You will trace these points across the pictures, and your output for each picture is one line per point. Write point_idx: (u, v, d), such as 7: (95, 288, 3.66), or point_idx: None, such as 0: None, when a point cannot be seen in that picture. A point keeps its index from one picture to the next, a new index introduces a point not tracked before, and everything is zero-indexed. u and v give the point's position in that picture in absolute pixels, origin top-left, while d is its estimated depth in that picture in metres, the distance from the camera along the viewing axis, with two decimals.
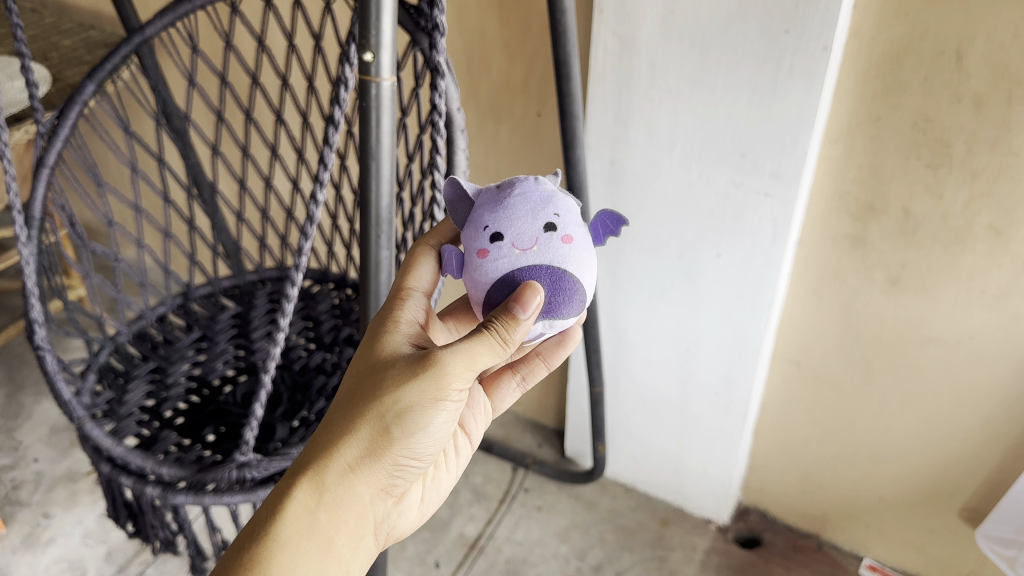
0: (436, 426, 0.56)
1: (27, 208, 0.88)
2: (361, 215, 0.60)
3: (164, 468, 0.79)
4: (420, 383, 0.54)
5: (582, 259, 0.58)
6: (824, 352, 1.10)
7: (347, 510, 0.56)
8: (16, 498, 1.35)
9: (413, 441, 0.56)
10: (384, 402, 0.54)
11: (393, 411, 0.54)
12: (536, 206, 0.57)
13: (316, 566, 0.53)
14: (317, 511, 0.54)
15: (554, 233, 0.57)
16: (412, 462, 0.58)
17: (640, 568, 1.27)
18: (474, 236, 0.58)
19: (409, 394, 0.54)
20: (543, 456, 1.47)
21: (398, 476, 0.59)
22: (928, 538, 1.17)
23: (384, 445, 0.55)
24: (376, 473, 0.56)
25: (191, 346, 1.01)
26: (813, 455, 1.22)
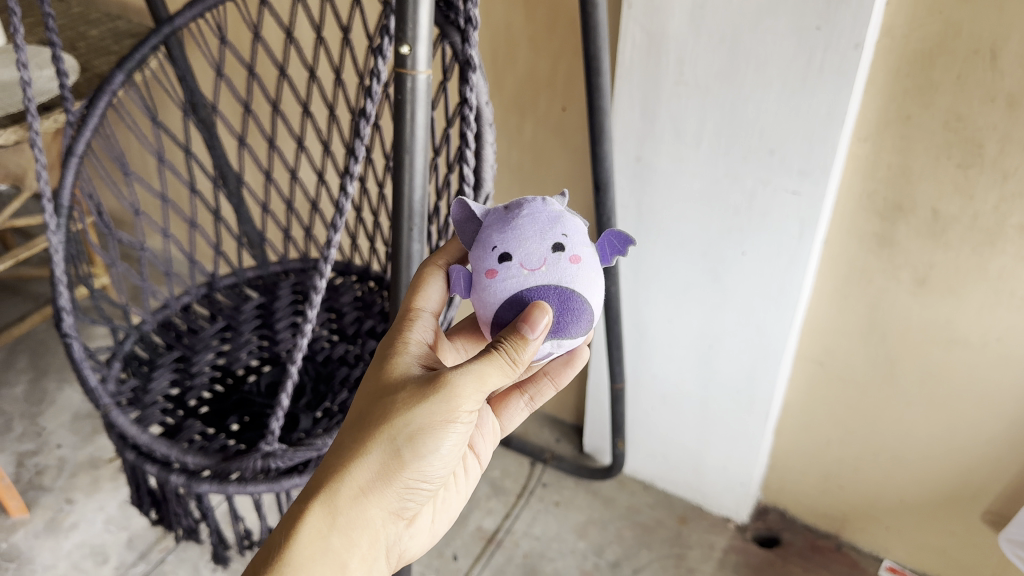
0: (446, 448, 0.56)
1: (56, 196, 0.88)
2: (393, 208, 0.60)
3: (189, 457, 0.80)
4: (431, 404, 0.53)
5: (589, 279, 0.57)
6: (848, 351, 1.10)
7: (359, 534, 0.55)
8: (39, 483, 1.36)
9: (423, 463, 0.55)
10: (394, 424, 0.54)
11: (403, 433, 0.54)
12: (544, 227, 0.57)
13: None
14: (330, 536, 0.53)
15: (562, 253, 0.57)
16: (422, 485, 0.58)
17: (658, 565, 1.26)
18: (481, 256, 0.58)
19: (420, 416, 0.53)
20: (561, 451, 1.47)
21: (409, 499, 0.58)
22: (949, 541, 1.16)
23: (395, 468, 0.54)
24: (387, 495, 0.56)
25: (215, 336, 1.01)
26: (834, 455, 1.21)
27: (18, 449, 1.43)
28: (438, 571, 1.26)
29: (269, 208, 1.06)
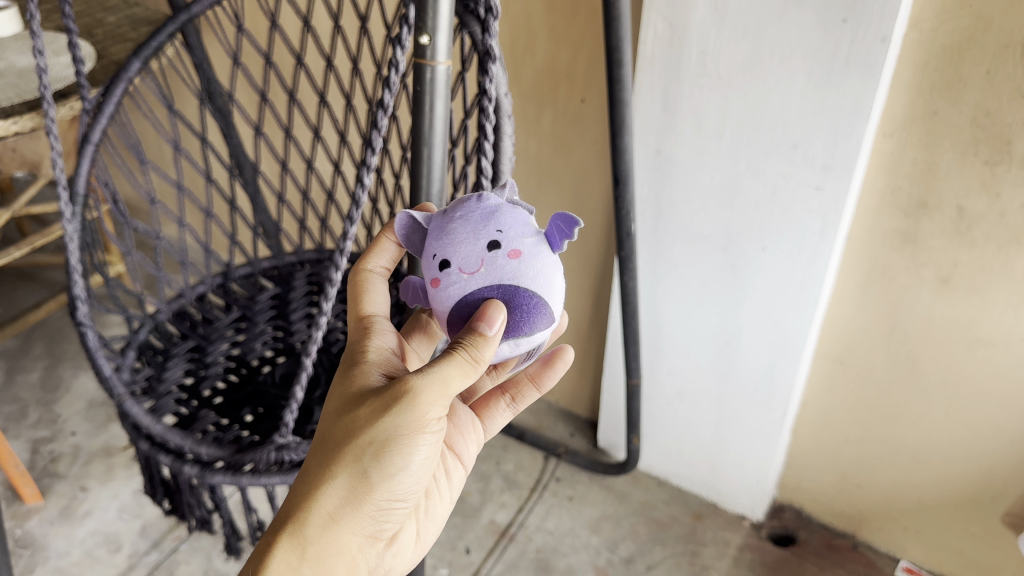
0: (414, 463, 0.54)
1: (71, 184, 0.88)
2: (411, 200, 0.60)
3: (203, 448, 0.79)
4: (395, 417, 0.52)
5: (533, 270, 0.54)
6: (869, 349, 1.08)
7: (333, 561, 0.54)
8: (54, 470, 1.37)
9: (392, 482, 0.54)
10: (359, 443, 0.52)
11: (369, 451, 0.52)
12: (477, 226, 0.55)
13: None
14: (302, 568, 0.52)
15: (499, 251, 0.54)
16: (396, 504, 0.56)
17: (672, 562, 1.25)
18: (426, 266, 0.56)
19: (382, 430, 0.52)
20: (575, 446, 1.46)
21: (384, 517, 0.57)
22: (969, 543, 1.15)
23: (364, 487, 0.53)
24: (359, 519, 0.55)
25: (230, 326, 1.01)
26: (852, 454, 1.20)
27: (33, 435, 1.43)
28: (451, 565, 1.25)
29: (285, 198, 1.05)
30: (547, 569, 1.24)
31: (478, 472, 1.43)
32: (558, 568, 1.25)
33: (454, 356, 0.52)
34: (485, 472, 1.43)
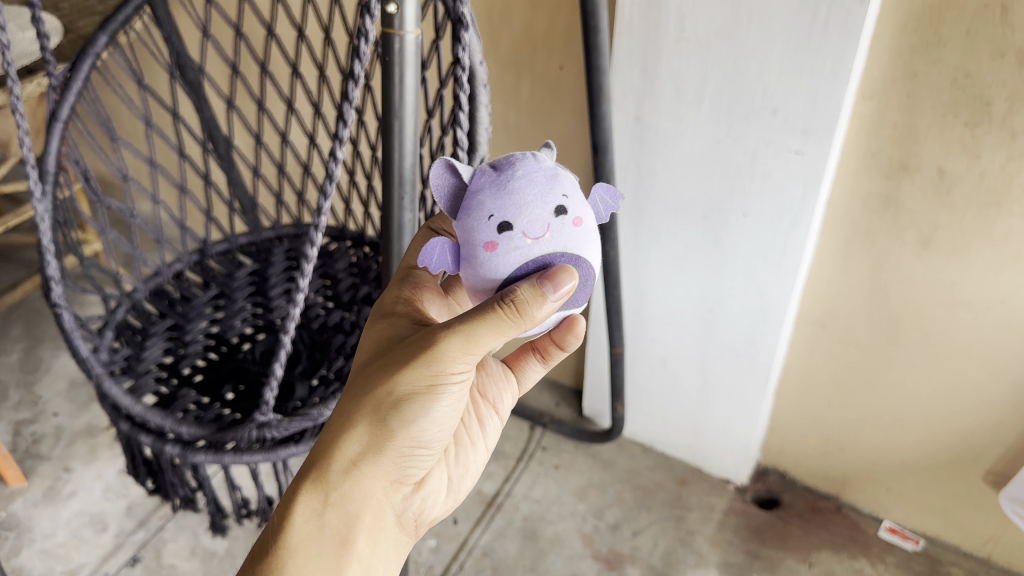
0: (440, 410, 0.53)
1: (40, 162, 0.86)
2: (383, 172, 0.59)
3: (183, 427, 0.78)
4: (414, 369, 0.50)
5: (592, 243, 0.51)
6: (851, 313, 1.08)
7: (356, 507, 0.54)
8: (36, 452, 1.36)
9: (418, 427, 0.53)
10: (380, 392, 0.51)
11: (390, 401, 0.52)
12: (543, 189, 0.50)
13: (330, 565, 0.52)
14: (326, 513, 0.53)
15: (569, 216, 0.50)
16: (423, 450, 0.56)
17: (658, 527, 1.27)
18: (476, 224, 0.50)
19: (401, 383, 0.51)
20: (561, 415, 1.46)
21: (410, 465, 0.56)
22: (950, 502, 1.17)
23: (384, 437, 0.53)
24: (385, 465, 0.55)
25: (208, 303, 1.00)
26: (834, 417, 1.20)
27: (14, 418, 1.42)
28: (439, 535, 1.26)
29: (260, 172, 1.02)
30: (534, 537, 1.25)
31: None
32: (545, 536, 1.25)
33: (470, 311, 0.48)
34: None
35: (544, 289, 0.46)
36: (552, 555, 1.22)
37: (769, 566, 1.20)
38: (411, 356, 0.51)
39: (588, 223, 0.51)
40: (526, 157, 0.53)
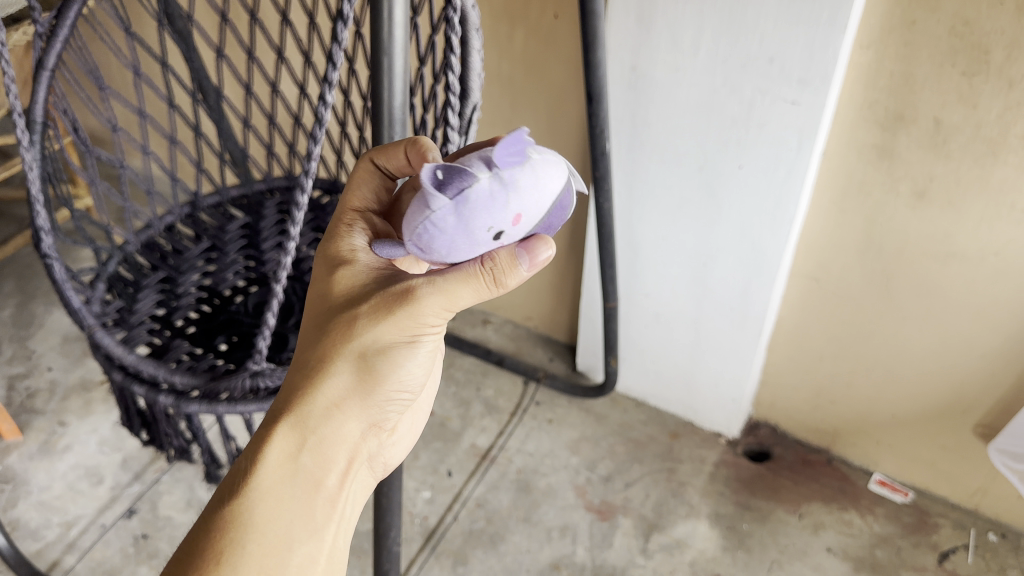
0: (418, 358, 0.54)
1: (28, 112, 0.84)
2: (373, 117, 0.58)
3: (176, 377, 0.78)
4: (400, 318, 0.51)
5: (544, 200, 0.48)
6: (844, 266, 1.08)
7: (332, 452, 0.54)
8: (31, 406, 1.36)
9: (398, 375, 0.54)
10: (364, 338, 0.51)
11: (372, 347, 0.51)
12: (467, 242, 0.47)
13: (304, 507, 0.52)
14: (301, 457, 0.52)
15: (506, 231, 0.47)
16: (399, 397, 0.56)
17: (649, 479, 1.28)
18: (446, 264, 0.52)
19: (384, 331, 0.51)
20: (555, 370, 1.46)
21: (386, 412, 0.57)
22: (939, 454, 1.18)
23: (365, 382, 0.53)
24: (361, 411, 0.54)
25: (200, 256, 0.99)
26: (827, 370, 1.21)
27: (9, 372, 1.43)
28: (433, 487, 1.27)
29: (251, 123, 1.01)
30: (528, 489, 1.27)
31: (458, 398, 1.42)
32: (538, 488, 1.27)
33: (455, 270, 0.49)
34: (465, 398, 1.42)
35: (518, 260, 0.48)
36: (545, 506, 1.24)
37: (758, 517, 1.22)
38: (395, 305, 0.51)
39: (519, 191, 0.46)
40: (426, 226, 0.46)
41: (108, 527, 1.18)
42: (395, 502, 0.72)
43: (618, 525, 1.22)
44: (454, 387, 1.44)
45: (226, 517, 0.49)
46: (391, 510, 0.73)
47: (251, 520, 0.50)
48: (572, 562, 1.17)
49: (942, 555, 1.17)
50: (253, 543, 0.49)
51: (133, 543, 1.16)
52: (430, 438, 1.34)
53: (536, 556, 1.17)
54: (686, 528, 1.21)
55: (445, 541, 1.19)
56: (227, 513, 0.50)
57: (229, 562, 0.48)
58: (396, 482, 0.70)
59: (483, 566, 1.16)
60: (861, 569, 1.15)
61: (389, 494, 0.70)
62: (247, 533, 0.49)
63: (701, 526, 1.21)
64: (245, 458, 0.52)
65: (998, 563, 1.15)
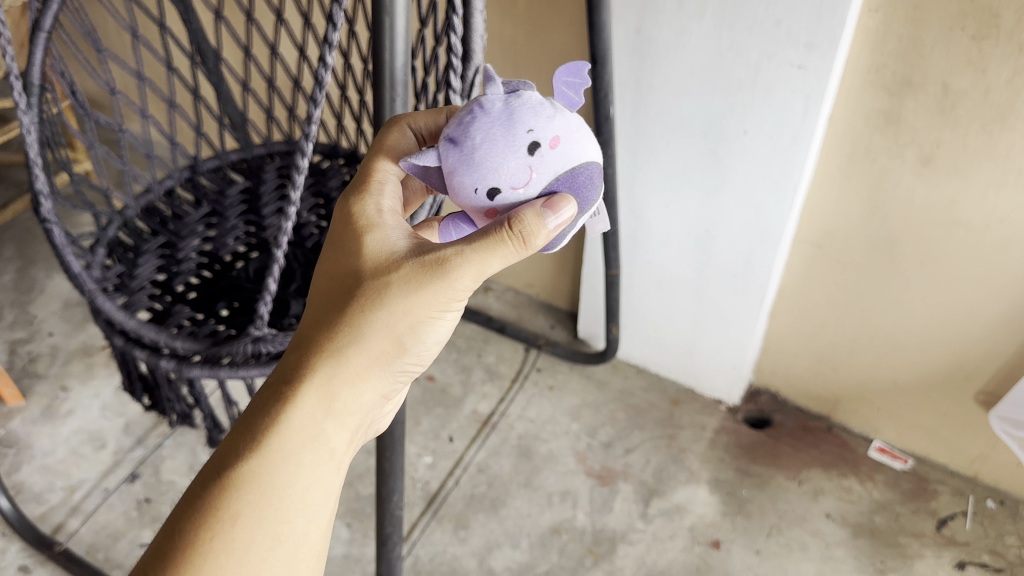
0: (439, 332, 0.52)
1: (25, 74, 0.83)
2: (374, 79, 0.58)
3: (177, 342, 0.78)
4: (432, 291, 0.49)
5: (574, 150, 0.52)
6: (848, 233, 1.08)
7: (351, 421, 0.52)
8: (33, 371, 1.36)
9: (421, 347, 0.52)
10: (399, 309, 0.49)
11: (405, 320, 0.50)
12: (505, 134, 0.50)
13: (319, 476, 0.50)
14: (325, 424, 0.50)
15: (540, 147, 0.51)
16: (412, 367, 0.54)
17: (650, 445, 1.29)
18: (466, 198, 0.53)
19: (417, 303, 0.49)
20: (556, 337, 1.46)
21: (399, 383, 0.55)
22: (939, 422, 1.19)
23: (393, 354, 0.51)
24: (382, 381, 0.52)
25: (201, 222, 0.98)
26: (829, 338, 1.21)
27: (10, 337, 1.43)
28: (435, 453, 1.27)
29: (250, 86, 1.00)
30: (529, 455, 1.27)
31: (459, 364, 1.42)
32: (539, 454, 1.27)
33: (488, 234, 0.49)
34: (466, 364, 1.42)
35: (543, 216, 0.48)
36: (546, 472, 1.25)
37: (758, 483, 1.23)
38: (431, 279, 0.49)
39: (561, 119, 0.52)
40: (476, 108, 0.52)
41: (111, 491, 1.19)
42: (397, 467, 0.71)
43: (619, 490, 1.23)
44: (455, 353, 1.44)
45: (241, 478, 0.47)
46: (394, 477, 0.73)
47: (271, 484, 0.47)
48: (572, 526, 1.18)
49: (940, 521, 1.17)
50: (269, 507, 0.47)
51: (137, 507, 1.17)
52: (431, 404, 1.34)
53: (537, 521, 1.18)
54: (686, 493, 1.22)
55: (446, 506, 1.20)
56: (242, 473, 0.47)
57: (243, 523, 0.46)
58: (398, 447, 0.69)
59: (484, 530, 1.17)
60: (860, 534, 1.16)
61: (392, 459, 0.70)
62: (263, 496, 0.47)
63: (701, 491, 1.22)
64: (257, 414, 0.49)
65: (995, 529, 1.16)
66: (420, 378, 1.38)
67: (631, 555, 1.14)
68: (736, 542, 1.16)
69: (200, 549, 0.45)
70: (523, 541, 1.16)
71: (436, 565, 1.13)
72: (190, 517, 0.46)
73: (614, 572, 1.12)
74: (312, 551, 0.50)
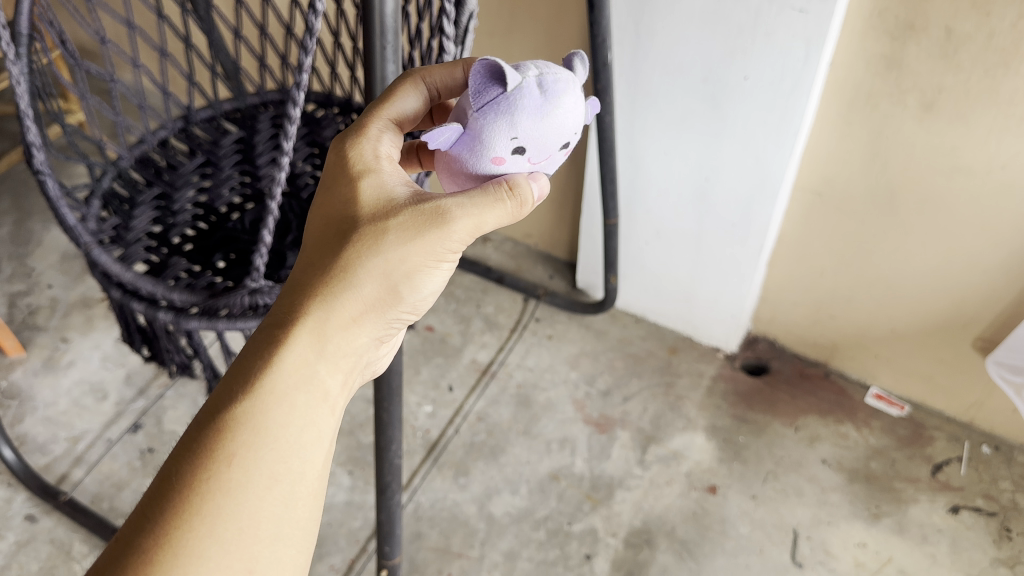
0: (435, 281, 0.52)
1: (11, 23, 0.82)
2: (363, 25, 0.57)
3: (175, 294, 0.78)
4: (427, 239, 0.49)
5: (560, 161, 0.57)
6: (849, 180, 1.07)
7: (343, 365, 0.51)
8: (33, 323, 1.36)
9: (416, 293, 0.52)
10: (395, 256, 0.49)
11: (400, 266, 0.49)
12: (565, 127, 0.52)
13: (314, 422, 0.49)
14: (317, 367, 0.49)
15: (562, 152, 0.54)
16: (406, 315, 0.54)
17: (648, 393, 1.29)
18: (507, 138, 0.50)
19: (412, 250, 0.49)
20: (555, 287, 1.46)
21: (392, 330, 0.54)
22: (936, 368, 1.19)
23: (387, 300, 0.51)
24: (376, 327, 0.52)
25: (195, 172, 0.97)
26: (827, 286, 1.20)
27: (9, 290, 1.42)
28: (435, 402, 1.28)
29: (241, 34, 0.98)
30: (528, 403, 1.28)
31: (459, 314, 1.42)
32: (538, 403, 1.28)
33: (485, 194, 0.49)
34: (465, 314, 1.41)
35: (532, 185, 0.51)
36: (545, 420, 1.26)
37: (755, 429, 1.24)
38: (426, 227, 0.49)
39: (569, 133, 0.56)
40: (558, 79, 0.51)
41: (114, 441, 1.20)
42: (395, 417, 0.72)
43: (617, 437, 1.24)
44: (454, 303, 1.43)
45: (236, 418, 0.46)
46: (392, 430, 0.73)
47: (266, 425, 0.46)
48: (571, 473, 1.19)
49: (935, 466, 1.19)
50: (266, 446, 0.46)
51: (140, 457, 1.18)
52: (430, 353, 1.35)
53: (536, 468, 1.20)
54: (683, 440, 1.23)
55: (447, 454, 1.21)
56: (236, 414, 0.46)
57: (239, 462, 0.45)
58: (396, 397, 0.70)
59: (485, 477, 1.18)
60: (855, 480, 1.18)
61: (390, 409, 0.70)
62: (260, 435, 0.46)
63: (698, 438, 1.23)
64: (248, 358, 0.48)
65: (990, 474, 1.18)
66: (419, 328, 1.38)
67: (629, 500, 1.16)
68: (733, 487, 1.17)
69: (198, 488, 0.44)
70: (523, 487, 1.17)
71: (437, 512, 1.15)
72: (185, 454, 0.45)
73: (612, 517, 1.14)
74: (310, 494, 0.48)
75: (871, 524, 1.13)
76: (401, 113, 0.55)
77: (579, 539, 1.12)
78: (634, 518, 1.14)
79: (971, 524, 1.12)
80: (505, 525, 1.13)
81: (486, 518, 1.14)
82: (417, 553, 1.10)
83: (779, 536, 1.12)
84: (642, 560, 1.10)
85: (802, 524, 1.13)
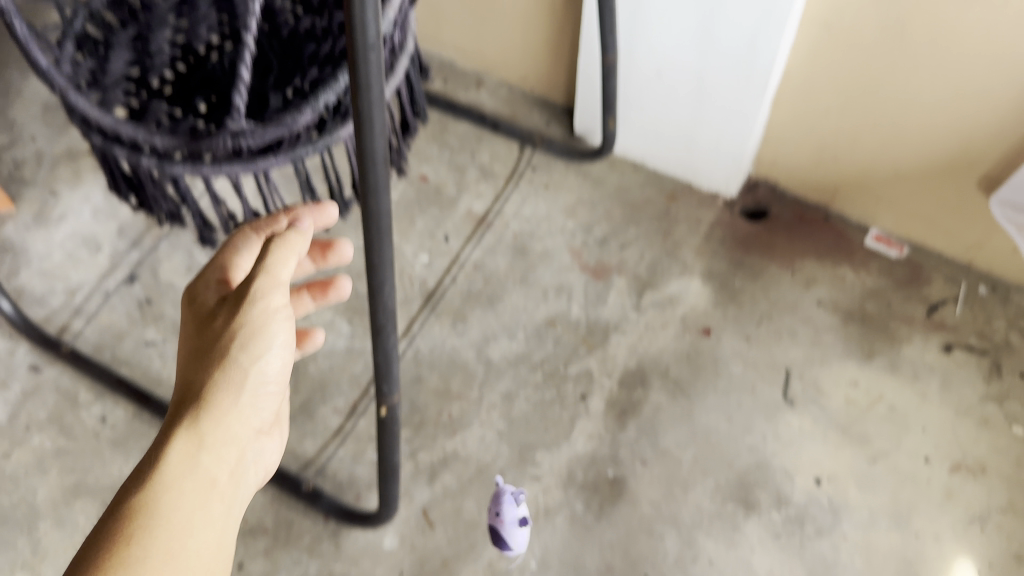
0: (187, 480, 0.54)
1: None
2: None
3: (156, 137, 0.74)
4: (146, 498, 0.52)
5: None
6: (862, 10, 1.00)
7: (159, 558, 0.50)
8: (20, 177, 1.33)
9: (171, 492, 0.53)
10: (136, 509, 0.51)
11: (141, 509, 0.51)
12: None
13: None
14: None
15: None
16: (212, 482, 0.55)
17: (646, 240, 1.28)
18: None
19: (139, 503, 0.51)
20: (551, 135, 1.41)
21: (203, 508, 0.54)
22: (937, 209, 1.17)
23: (160, 523, 0.51)
24: (167, 514, 0.52)
25: (171, 11, 0.93)
26: (832, 127, 1.16)
27: None
28: (431, 252, 1.27)
29: None
30: (524, 252, 1.27)
31: (453, 162, 1.37)
32: (535, 252, 1.27)
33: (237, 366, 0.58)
34: (460, 163, 1.37)
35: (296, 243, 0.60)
36: (541, 269, 1.25)
37: (752, 274, 1.24)
38: (154, 489, 0.52)
39: None
40: None
41: (112, 293, 1.21)
42: (387, 259, 0.68)
43: (613, 284, 1.24)
44: (448, 151, 1.38)
45: None
46: (386, 278, 0.70)
47: None
48: (567, 319, 1.20)
49: (931, 307, 1.19)
50: None
51: (138, 309, 1.19)
52: (425, 203, 1.32)
53: (533, 315, 1.20)
54: (679, 286, 1.23)
55: (444, 302, 1.21)
56: None
57: None
58: (386, 238, 0.67)
59: (482, 324, 1.19)
60: (850, 321, 1.18)
61: (381, 253, 0.67)
62: None
63: (694, 282, 1.23)
64: None
65: (984, 314, 1.18)
66: (413, 178, 1.35)
67: (624, 344, 1.18)
68: (727, 330, 1.18)
69: None
70: (519, 333, 1.19)
71: (436, 357, 1.16)
72: None
73: (607, 360, 1.16)
74: None
75: (863, 364, 1.14)
76: (259, 322, 0.58)
77: (575, 381, 1.14)
78: (629, 360, 1.16)
79: (962, 362, 1.14)
80: (503, 368, 1.15)
81: (484, 363, 1.16)
82: (418, 397, 1.12)
83: (772, 376, 1.14)
84: (636, 399, 1.13)
85: (795, 364, 1.15)
